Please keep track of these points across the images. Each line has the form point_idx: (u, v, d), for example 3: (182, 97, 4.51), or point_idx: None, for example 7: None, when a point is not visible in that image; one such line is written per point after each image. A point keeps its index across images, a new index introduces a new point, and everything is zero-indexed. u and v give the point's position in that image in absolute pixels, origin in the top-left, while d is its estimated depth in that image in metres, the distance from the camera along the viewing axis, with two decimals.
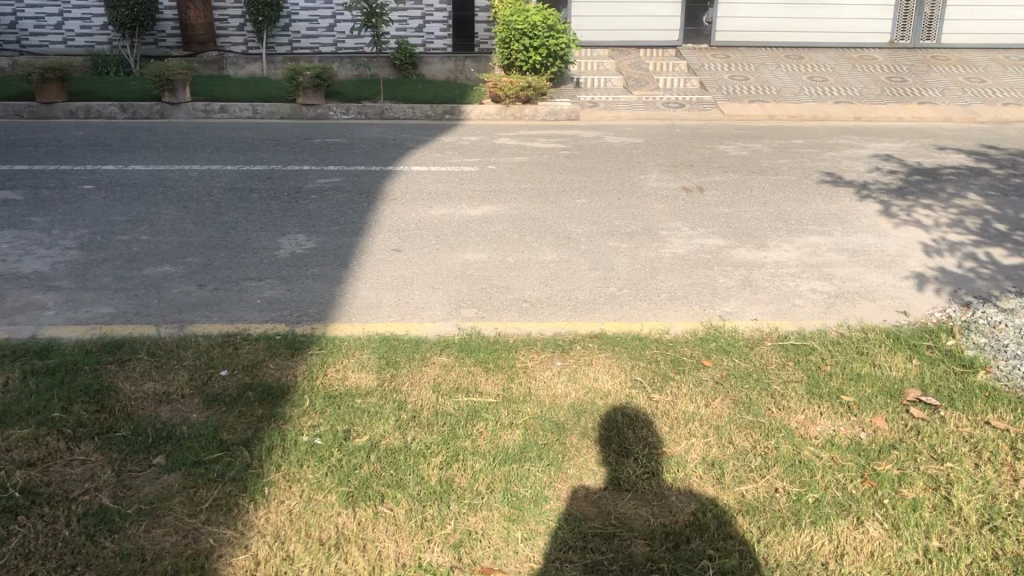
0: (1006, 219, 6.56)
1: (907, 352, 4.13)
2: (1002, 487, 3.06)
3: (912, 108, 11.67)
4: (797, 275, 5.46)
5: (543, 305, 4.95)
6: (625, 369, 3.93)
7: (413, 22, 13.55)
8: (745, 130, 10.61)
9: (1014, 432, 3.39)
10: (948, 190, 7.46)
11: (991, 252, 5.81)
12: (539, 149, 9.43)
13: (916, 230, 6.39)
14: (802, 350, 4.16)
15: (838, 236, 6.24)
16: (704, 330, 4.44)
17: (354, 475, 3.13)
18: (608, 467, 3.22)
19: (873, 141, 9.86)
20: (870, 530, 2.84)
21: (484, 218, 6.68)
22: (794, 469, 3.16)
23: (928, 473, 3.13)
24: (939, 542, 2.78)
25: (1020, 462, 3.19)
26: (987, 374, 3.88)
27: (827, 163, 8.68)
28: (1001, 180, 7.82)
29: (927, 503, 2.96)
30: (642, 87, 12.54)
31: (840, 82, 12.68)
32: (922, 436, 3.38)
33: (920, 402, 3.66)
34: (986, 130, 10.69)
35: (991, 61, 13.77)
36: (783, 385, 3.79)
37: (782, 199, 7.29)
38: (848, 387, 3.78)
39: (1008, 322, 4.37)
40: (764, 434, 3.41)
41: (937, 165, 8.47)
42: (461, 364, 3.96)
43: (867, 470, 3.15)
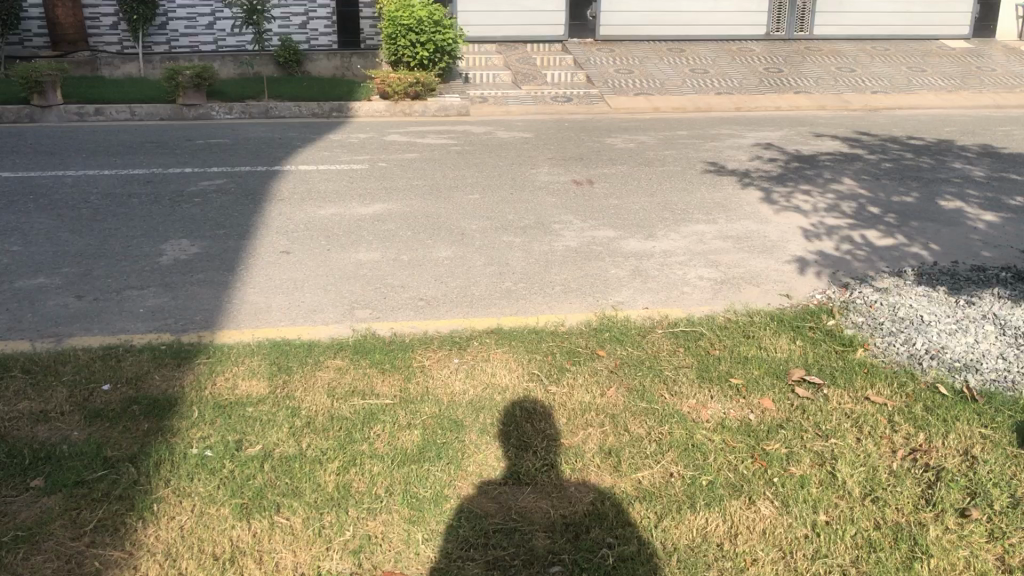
0: (878, 202, 6.87)
1: (791, 334, 4.28)
2: (882, 459, 3.20)
3: (790, 98, 12.10)
4: (686, 263, 5.59)
5: (438, 302, 4.92)
6: (521, 364, 3.95)
7: (296, 19, 13.28)
8: (632, 123, 10.81)
9: (892, 406, 3.55)
10: (824, 176, 7.77)
11: (866, 235, 6.08)
12: (430, 145, 9.38)
13: (796, 215, 6.63)
14: (692, 336, 4.26)
15: (723, 224, 6.43)
16: (598, 321, 4.49)
17: (248, 487, 3.04)
18: (507, 462, 3.23)
19: (753, 130, 10.19)
20: (761, 508, 2.93)
21: (376, 217, 6.60)
22: (687, 454, 3.23)
23: (814, 450, 3.25)
24: (825, 517, 2.88)
25: (898, 434, 3.34)
26: (865, 352, 4.06)
27: (711, 153, 8.92)
28: (872, 165, 8.19)
29: (813, 479, 3.07)
30: (530, 81, 12.62)
31: (720, 74, 13.05)
32: (807, 415, 3.51)
33: (804, 381, 3.80)
34: (857, 117, 11.18)
35: (859, 52, 14.41)
36: (675, 371, 3.88)
37: (669, 190, 7.46)
38: (737, 369, 3.89)
39: (883, 300, 4.58)
40: (658, 420, 3.47)
41: (814, 152, 8.81)
42: (356, 367, 3.90)
43: (757, 451, 3.25)
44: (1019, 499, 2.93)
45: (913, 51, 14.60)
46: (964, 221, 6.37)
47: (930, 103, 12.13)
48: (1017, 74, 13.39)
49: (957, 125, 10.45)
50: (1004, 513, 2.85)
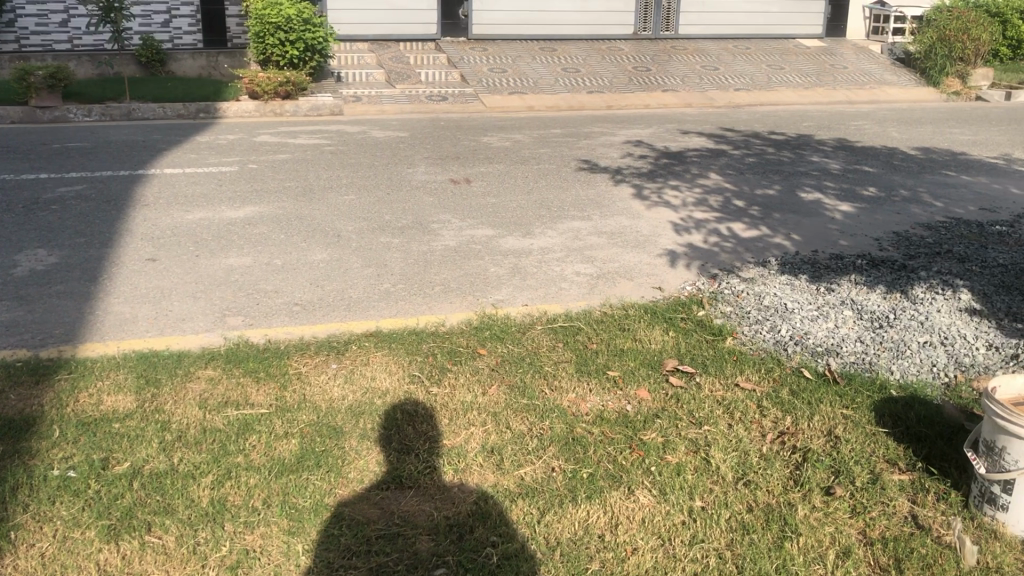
0: (743, 196, 7.14)
1: (665, 325, 4.39)
2: (753, 444, 3.32)
3: (659, 96, 12.43)
4: (563, 259, 5.67)
5: (315, 306, 4.82)
6: (401, 366, 3.91)
7: (157, 17, 12.78)
8: (507, 121, 10.88)
9: (761, 391, 3.69)
10: (692, 171, 8.02)
11: (732, 227, 6.30)
12: (303, 145, 9.19)
13: (666, 210, 6.82)
14: (571, 330, 4.32)
15: (597, 220, 6.54)
16: (478, 319, 4.50)
17: (115, 507, 2.91)
18: (389, 466, 3.19)
19: (624, 128, 10.42)
20: (640, 498, 2.99)
21: (248, 220, 6.41)
22: (568, 448, 3.27)
23: (689, 437, 3.35)
24: (701, 502, 2.97)
25: (767, 418, 3.48)
26: (734, 340, 4.20)
27: (584, 151, 9.07)
28: (737, 160, 8.51)
29: (689, 466, 3.16)
30: (404, 80, 12.53)
31: (591, 73, 13.29)
32: (681, 403, 3.61)
33: (677, 371, 3.90)
34: (722, 114, 11.59)
35: (722, 50, 14.93)
36: (554, 367, 3.92)
37: (544, 187, 7.54)
38: (614, 362, 3.97)
39: (750, 290, 4.75)
40: (538, 416, 3.50)
41: (682, 148, 9.08)
42: (229, 376, 3.77)
43: (635, 441, 3.32)
44: (878, 475, 3.09)
45: (772, 50, 15.23)
46: (823, 212, 6.69)
47: (789, 99, 12.69)
48: (867, 71, 14.16)
49: (814, 121, 10.97)
50: (866, 488, 3.00)
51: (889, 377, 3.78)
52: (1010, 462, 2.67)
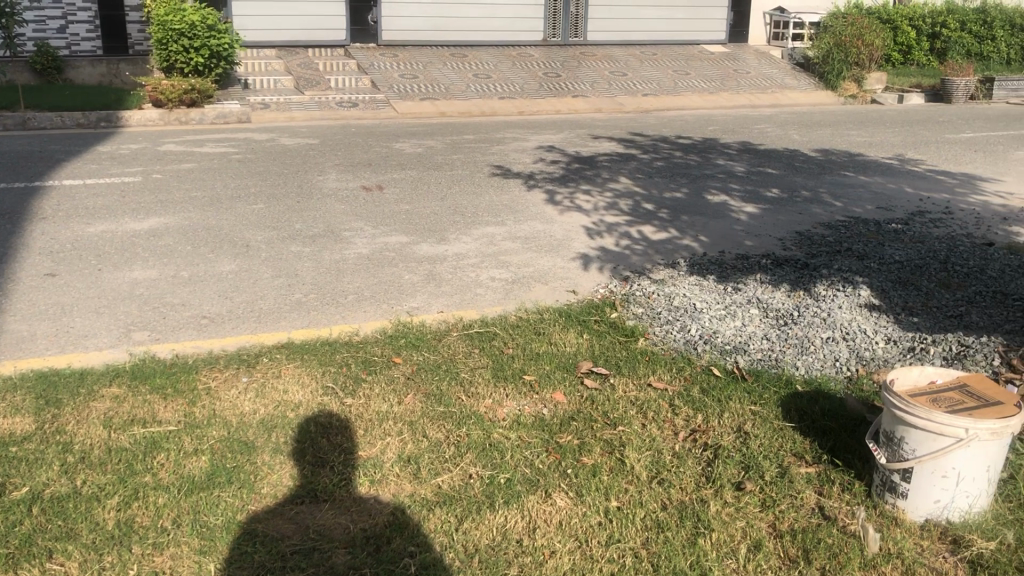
0: (653, 199, 7.27)
1: (579, 328, 4.43)
2: (666, 442, 3.38)
3: (569, 101, 12.56)
4: (477, 265, 5.67)
5: (224, 319, 4.71)
6: (315, 378, 3.84)
7: (52, 22, 12.32)
8: (419, 128, 10.84)
9: (673, 390, 3.76)
10: (603, 176, 8.12)
11: (643, 230, 6.41)
12: (209, 154, 8.97)
13: (578, 214, 6.89)
14: (486, 336, 4.32)
15: (511, 225, 6.56)
16: (392, 328, 4.46)
17: (14, 534, 2.78)
18: (303, 480, 3.14)
19: (536, 133, 10.49)
20: (557, 501, 3.01)
21: (152, 232, 6.22)
22: (485, 453, 3.27)
23: (604, 438, 3.38)
24: (617, 502, 3.01)
25: (679, 417, 3.55)
26: (647, 341, 4.27)
27: (496, 156, 9.09)
28: (646, 164, 8.66)
29: (604, 467, 3.19)
30: (313, 87, 12.36)
31: (502, 79, 13.35)
32: (596, 405, 3.65)
33: (592, 373, 3.94)
34: (631, 119, 11.78)
35: (630, 56, 15.19)
36: (470, 373, 3.91)
37: (457, 193, 7.53)
38: (529, 366, 3.99)
39: (660, 291, 4.84)
40: (455, 423, 3.49)
41: (593, 153, 9.19)
42: (135, 394, 3.65)
43: (551, 444, 3.34)
44: (786, 469, 3.17)
45: (677, 56, 15.56)
46: (729, 213, 6.85)
47: (695, 104, 12.98)
48: (769, 76, 14.58)
49: (719, 125, 11.24)
50: (774, 482, 3.08)
51: (795, 372, 3.89)
52: (908, 451, 2.77)
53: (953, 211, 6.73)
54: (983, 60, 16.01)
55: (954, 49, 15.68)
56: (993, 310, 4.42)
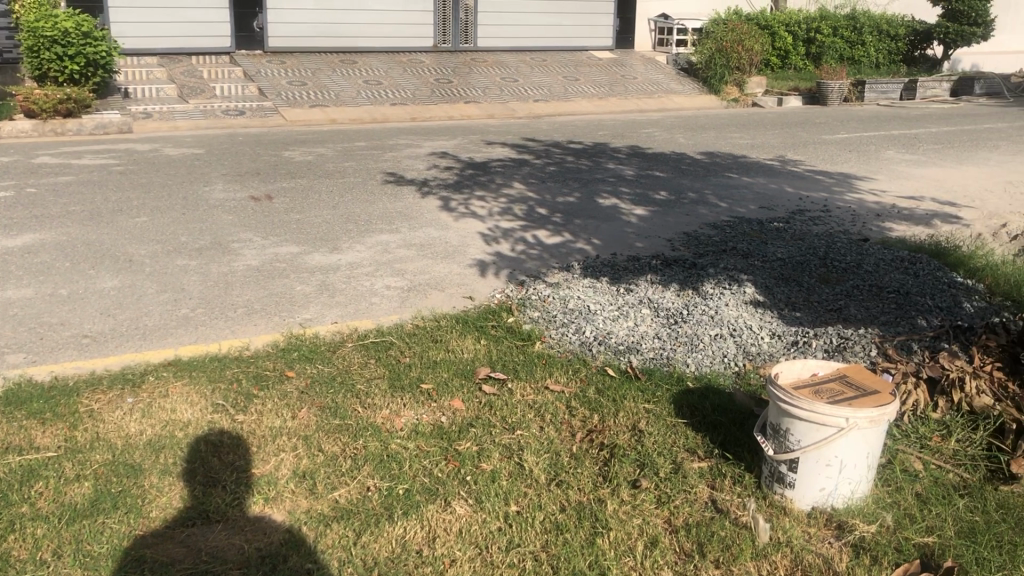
0: (546, 204, 7.34)
1: (475, 334, 4.43)
2: (563, 444, 3.41)
3: (461, 107, 12.58)
4: (372, 274, 5.61)
5: (106, 337, 4.52)
6: (205, 395, 3.73)
7: None
8: (310, 135, 10.67)
9: (570, 392, 3.79)
10: (496, 181, 8.16)
11: (537, 234, 6.46)
12: (87, 166, 8.61)
13: (472, 220, 6.90)
14: (382, 345, 4.27)
15: (405, 233, 6.52)
16: (285, 340, 4.37)
17: None
18: (194, 501, 3.04)
19: (428, 140, 10.46)
20: (457, 509, 3.00)
21: (26, 249, 5.93)
22: (382, 465, 3.23)
23: (502, 443, 3.39)
24: (516, 506, 3.02)
25: (576, 418, 3.58)
26: (542, 344, 4.30)
27: (389, 164, 9.02)
28: (538, 169, 8.74)
29: (503, 472, 3.20)
30: (197, 95, 12.01)
31: (393, 85, 13.26)
32: (493, 410, 3.65)
33: (489, 378, 3.95)
34: (522, 124, 11.87)
35: (520, 62, 15.31)
36: (366, 384, 3.86)
37: (350, 201, 7.44)
38: (426, 374, 3.96)
39: (555, 294, 4.89)
40: (351, 436, 3.44)
41: (486, 159, 9.22)
42: (10, 420, 3.46)
43: (449, 452, 3.33)
44: (680, 465, 3.24)
45: (567, 62, 15.78)
46: (620, 216, 6.98)
47: (585, 109, 13.18)
48: (655, 81, 14.93)
49: (609, 129, 11.45)
50: (669, 478, 3.15)
51: (686, 370, 3.99)
52: (793, 442, 2.87)
53: (831, 209, 7.02)
54: (855, 64, 16.77)
55: (827, 53, 16.37)
56: (869, 303, 4.63)
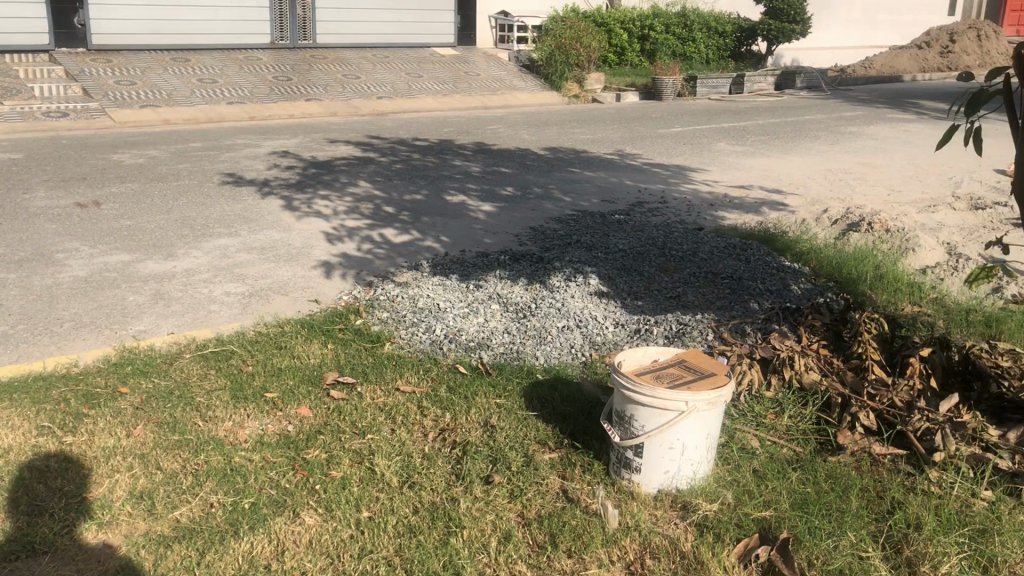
0: (392, 202, 7.26)
1: (322, 338, 4.33)
2: (415, 445, 3.37)
3: (301, 105, 12.28)
4: (210, 280, 5.38)
5: None
6: (29, 418, 3.47)
7: None
8: (141, 137, 10.15)
9: (420, 392, 3.76)
10: (341, 180, 8.00)
11: (383, 233, 6.38)
12: None
13: (316, 220, 6.74)
14: (223, 355, 4.11)
15: (245, 236, 6.30)
16: (118, 355, 4.13)
17: None
18: (18, 532, 2.82)
19: (269, 139, 10.16)
20: (306, 519, 2.91)
21: None
22: (226, 479, 3.10)
23: (352, 448, 3.32)
24: (368, 512, 2.96)
25: (427, 418, 3.56)
26: (391, 345, 4.25)
27: (227, 165, 8.70)
28: (383, 167, 8.64)
29: (353, 478, 3.13)
30: (13, 95, 11.20)
31: (229, 84, 12.80)
32: (343, 415, 3.57)
33: (337, 383, 3.86)
34: (366, 122, 11.71)
35: (361, 59, 15.09)
36: (207, 396, 3.70)
37: (186, 205, 7.12)
38: (271, 383, 3.83)
39: (403, 294, 4.83)
40: (192, 451, 3.28)
41: (329, 157, 9.04)
42: None
43: (297, 461, 3.23)
44: (531, 457, 3.26)
45: (409, 58, 15.67)
46: (467, 212, 6.99)
47: (429, 106, 13.13)
48: (497, 78, 15.04)
49: (454, 126, 11.45)
50: (521, 472, 3.16)
51: (536, 363, 4.03)
52: (637, 428, 2.94)
53: (668, 200, 7.27)
54: (687, 60, 17.44)
55: (661, 50, 16.97)
56: (706, 289, 4.81)
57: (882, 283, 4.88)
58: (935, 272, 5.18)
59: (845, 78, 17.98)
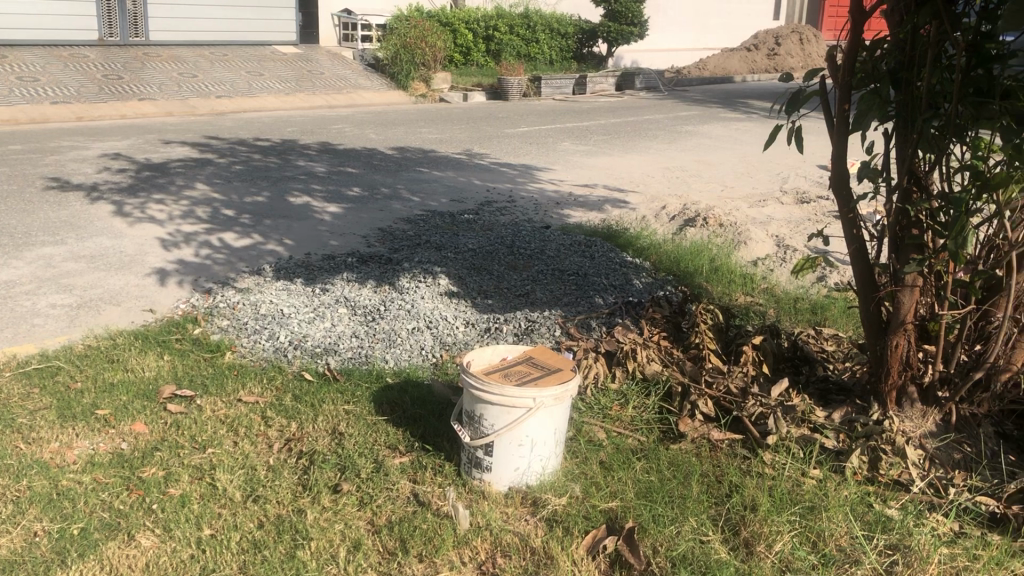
0: (232, 205, 7.00)
1: (158, 350, 4.12)
2: (259, 457, 3.26)
3: (133, 105, 11.68)
4: (33, 292, 5.03)
5: None
6: None
7: None
8: None
9: (264, 402, 3.63)
10: (177, 183, 7.66)
11: (223, 238, 6.15)
12: None
13: (151, 225, 6.42)
14: (48, 372, 3.84)
15: (72, 244, 5.93)
16: None
17: None
18: None
19: (98, 140, 9.61)
20: (142, 542, 2.76)
21: None
22: (52, 505, 2.90)
23: (192, 464, 3.18)
24: (210, 530, 2.84)
25: (272, 428, 3.44)
26: (233, 354, 4.09)
27: (51, 168, 8.16)
28: (223, 169, 8.33)
29: (193, 495, 3.00)
30: None
31: (52, 82, 12.02)
32: (181, 429, 3.41)
33: (176, 397, 3.68)
34: (204, 122, 11.26)
35: (198, 57, 14.51)
36: (30, 417, 3.45)
37: (4, 212, 6.63)
38: (102, 399, 3.61)
39: (245, 300, 4.66)
40: (12, 477, 3.05)
41: (164, 160, 8.63)
42: None
43: (132, 480, 3.06)
44: (381, 462, 3.21)
45: (249, 57, 15.18)
46: (312, 214, 6.83)
47: (271, 106, 12.77)
48: (341, 77, 14.79)
49: (298, 126, 11.18)
50: (371, 478, 3.11)
51: (385, 366, 3.97)
52: (487, 427, 2.95)
53: (515, 199, 7.34)
54: (531, 61, 17.70)
55: (506, 50, 17.14)
56: (553, 286, 4.89)
57: (717, 276, 5.09)
58: (765, 264, 5.46)
59: (681, 78, 18.71)
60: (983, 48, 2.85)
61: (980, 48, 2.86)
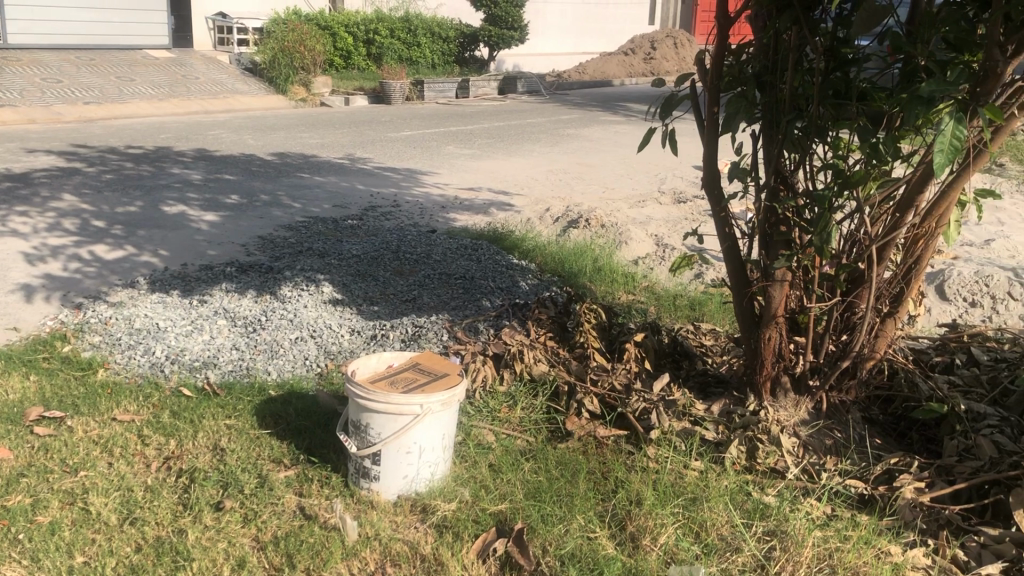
0: (103, 215, 6.72)
1: (23, 370, 3.90)
2: (136, 477, 3.13)
3: None
4: None
5: None
6: None
7: None
8: None
9: (141, 420, 3.49)
10: (42, 194, 7.29)
11: (94, 250, 5.88)
12: None
13: (14, 239, 6.09)
14: None
15: None
16: None
17: None
18: None
19: None
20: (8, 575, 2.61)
21: None
22: None
23: (63, 489, 3.02)
24: (83, 557, 2.71)
25: (150, 447, 3.31)
26: (106, 371, 3.92)
27: None
28: (93, 178, 7.98)
29: (64, 521, 2.85)
30: None
31: None
32: (50, 453, 3.24)
33: (44, 419, 3.50)
34: (70, 129, 10.75)
35: (62, 61, 13.84)
36: None
37: None
38: None
39: (117, 315, 4.47)
40: None
41: (28, 169, 8.20)
42: None
43: None
44: (265, 477, 3.13)
45: (118, 61, 14.58)
46: (189, 223, 6.61)
47: (144, 112, 12.31)
48: (217, 81, 14.37)
49: (172, 132, 10.80)
50: (255, 494, 3.03)
51: (268, 378, 3.88)
52: (374, 436, 2.91)
53: (399, 204, 7.29)
54: (412, 64, 17.61)
55: (387, 54, 17.02)
56: (439, 290, 4.88)
57: (599, 276, 5.18)
58: (645, 263, 5.58)
59: (562, 82, 18.98)
60: (840, 53, 3.01)
61: (836, 52, 3.02)
